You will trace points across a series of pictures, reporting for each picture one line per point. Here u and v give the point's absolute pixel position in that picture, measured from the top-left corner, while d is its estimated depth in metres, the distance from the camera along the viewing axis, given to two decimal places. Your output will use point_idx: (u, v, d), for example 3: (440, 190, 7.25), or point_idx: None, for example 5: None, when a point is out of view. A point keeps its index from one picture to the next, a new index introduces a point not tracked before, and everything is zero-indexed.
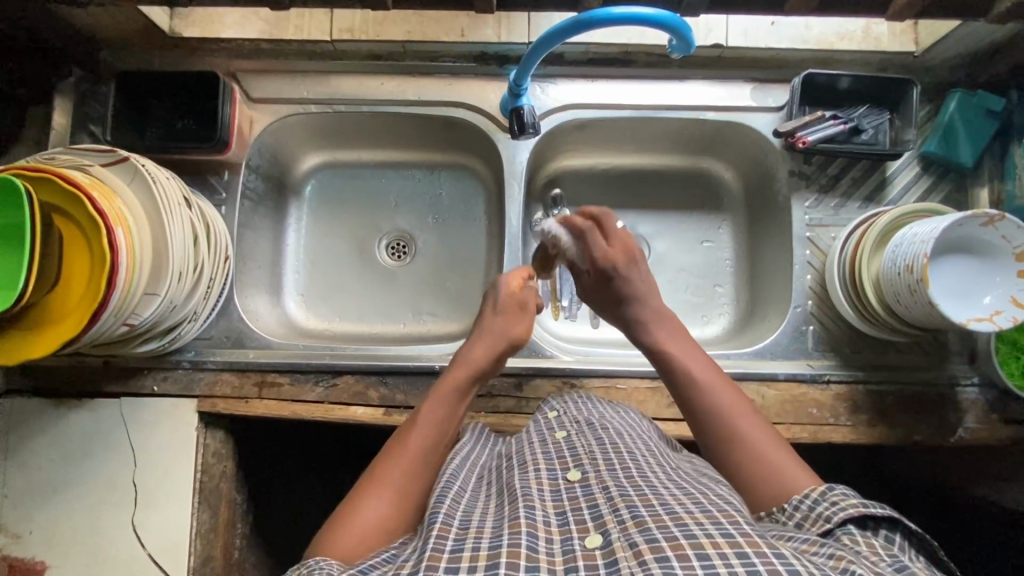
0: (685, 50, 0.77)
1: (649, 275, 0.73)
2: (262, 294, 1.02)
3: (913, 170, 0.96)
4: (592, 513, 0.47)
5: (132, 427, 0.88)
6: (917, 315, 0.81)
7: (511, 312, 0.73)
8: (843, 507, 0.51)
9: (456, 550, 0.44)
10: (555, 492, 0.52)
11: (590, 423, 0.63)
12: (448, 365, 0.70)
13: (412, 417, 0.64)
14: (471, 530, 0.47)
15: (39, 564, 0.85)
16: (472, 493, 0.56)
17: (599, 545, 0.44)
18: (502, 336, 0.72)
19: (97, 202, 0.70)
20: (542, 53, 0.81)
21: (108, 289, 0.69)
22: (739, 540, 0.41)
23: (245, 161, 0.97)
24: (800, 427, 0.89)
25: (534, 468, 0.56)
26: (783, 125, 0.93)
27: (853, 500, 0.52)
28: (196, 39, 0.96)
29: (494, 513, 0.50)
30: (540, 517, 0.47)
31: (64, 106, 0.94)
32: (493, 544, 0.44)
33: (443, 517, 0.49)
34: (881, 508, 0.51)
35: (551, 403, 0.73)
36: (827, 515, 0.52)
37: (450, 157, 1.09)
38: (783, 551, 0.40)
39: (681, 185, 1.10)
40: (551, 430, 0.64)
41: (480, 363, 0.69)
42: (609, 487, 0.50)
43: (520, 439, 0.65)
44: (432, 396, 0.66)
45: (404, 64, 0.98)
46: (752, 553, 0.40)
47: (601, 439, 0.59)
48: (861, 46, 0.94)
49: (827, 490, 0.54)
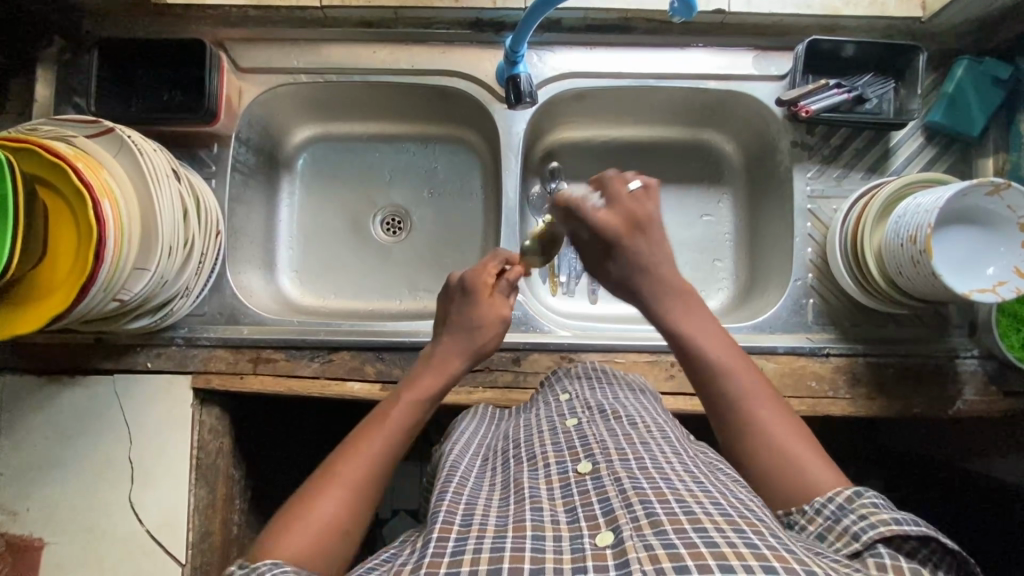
0: (686, 13, 0.74)
1: (658, 242, 0.70)
2: (256, 270, 1.00)
3: (917, 141, 0.94)
4: (603, 508, 0.47)
5: (127, 405, 0.87)
6: (920, 287, 0.80)
7: (486, 327, 0.73)
8: (873, 524, 0.48)
9: (458, 552, 0.43)
10: (564, 488, 0.51)
11: (602, 412, 0.62)
12: (420, 370, 0.69)
13: (378, 416, 0.64)
14: (473, 528, 0.46)
15: (37, 541, 0.84)
16: (475, 483, 0.55)
17: (609, 544, 0.43)
18: (470, 351, 0.72)
19: (83, 175, 0.68)
20: (538, 18, 0.78)
21: (96, 265, 0.67)
22: (765, 552, 0.40)
23: (235, 133, 0.95)
24: (799, 400, 0.88)
25: (544, 463, 0.55)
26: (787, 93, 0.91)
27: (883, 515, 0.48)
28: (181, 6, 0.92)
29: (500, 508, 0.50)
30: (548, 517, 0.47)
31: (48, 76, 0.92)
32: (496, 546, 0.43)
33: (444, 514, 0.48)
34: (914, 525, 0.47)
35: (562, 383, 0.73)
36: (854, 530, 0.49)
37: (445, 130, 1.06)
38: (813, 570, 0.39)
39: (680, 158, 1.08)
40: (562, 417, 0.63)
41: (450, 375, 0.70)
42: (621, 479, 0.49)
43: (529, 423, 0.64)
44: (403, 399, 0.65)
45: (397, 32, 0.95)
46: (780, 568, 0.38)
47: (615, 430, 0.58)
48: (866, 12, 0.91)
49: (855, 497, 0.51)
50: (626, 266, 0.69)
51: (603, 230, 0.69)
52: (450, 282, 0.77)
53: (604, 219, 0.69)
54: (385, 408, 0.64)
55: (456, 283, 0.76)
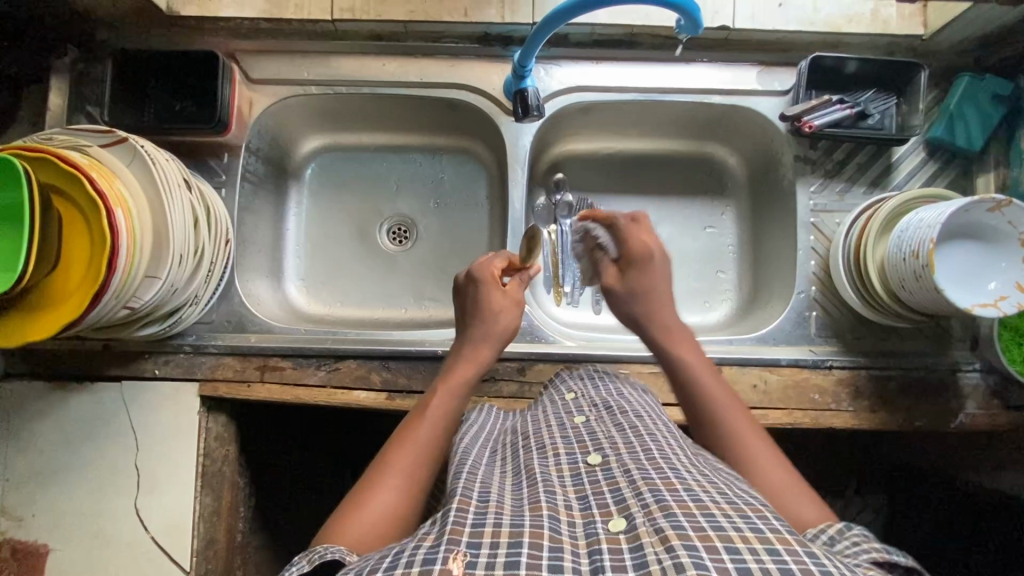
0: (693, 29, 0.75)
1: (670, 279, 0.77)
2: (263, 279, 1.01)
3: (919, 157, 0.96)
4: (615, 497, 0.47)
5: (134, 411, 0.88)
6: (921, 301, 0.81)
7: (505, 307, 0.74)
8: (866, 548, 0.48)
9: (479, 523, 0.43)
10: (575, 477, 0.51)
11: (608, 407, 0.64)
12: (451, 362, 0.71)
13: (418, 411, 0.65)
14: (491, 505, 0.46)
15: (42, 547, 0.85)
16: (487, 468, 0.55)
17: (623, 529, 0.43)
18: (497, 333, 0.73)
19: (98, 184, 0.69)
20: (546, 35, 0.80)
21: (112, 269, 0.68)
22: (769, 536, 0.40)
23: (245, 143, 0.96)
24: (802, 412, 0.89)
25: (554, 453, 0.55)
26: (790, 108, 0.93)
27: (873, 543, 0.49)
28: (194, 18, 0.93)
29: (514, 490, 0.50)
30: (561, 502, 0.47)
31: (61, 86, 0.93)
32: (515, 522, 0.43)
33: (462, 489, 0.48)
34: (901, 556, 0.48)
35: (568, 382, 0.74)
36: (847, 552, 0.48)
37: (452, 140, 1.08)
38: (814, 551, 0.40)
39: (685, 170, 1.09)
40: (569, 413, 0.64)
41: (482, 360, 0.71)
42: (631, 470, 0.50)
43: (536, 418, 0.65)
44: (438, 389, 0.67)
45: (406, 45, 0.96)
46: (783, 550, 0.39)
47: (621, 424, 0.59)
48: (868, 29, 0.92)
49: (844, 529, 0.51)
50: (647, 280, 0.76)
51: (640, 246, 0.77)
52: (460, 280, 0.78)
53: (641, 240, 0.77)
54: (424, 401, 0.66)
55: (466, 280, 0.77)
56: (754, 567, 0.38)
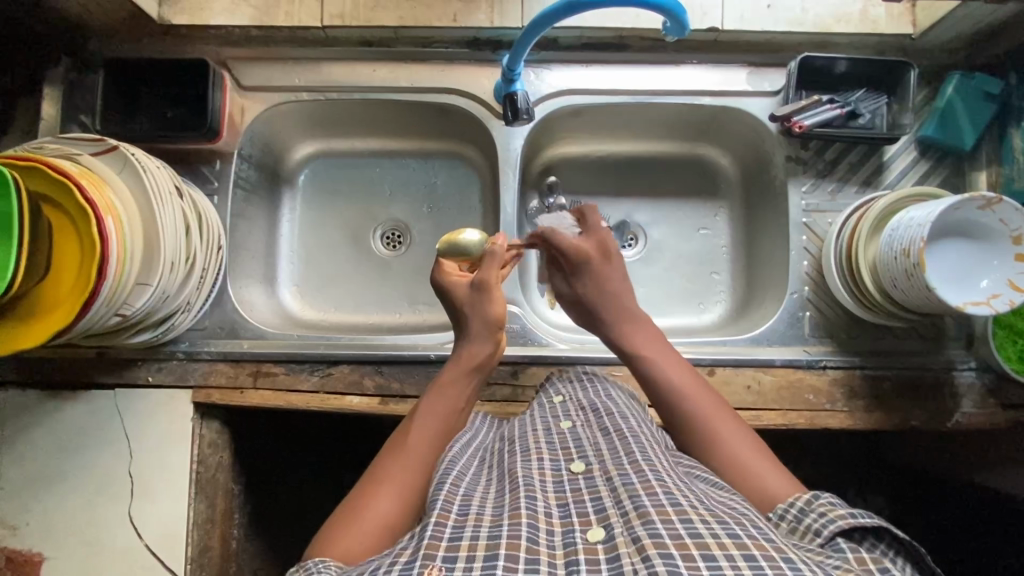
0: (679, 32, 0.75)
1: (623, 273, 0.74)
2: (257, 286, 1.01)
3: (910, 155, 0.95)
4: (595, 506, 0.47)
5: (127, 419, 0.88)
6: (913, 299, 0.80)
7: (474, 300, 0.72)
8: (831, 519, 0.48)
9: (456, 537, 0.43)
10: (558, 484, 0.51)
11: (596, 411, 0.64)
12: (446, 362, 0.70)
13: (410, 418, 0.65)
14: (471, 517, 0.46)
15: (36, 555, 0.85)
16: (472, 476, 0.55)
17: (601, 539, 0.43)
18: (482, 329, 0.71)
19: (87, 193, 0.69)
20: (534, 37, 0.80)
21: (99, 279, 0.68)
22: (745, 542, 0.40)
23: (237, 150, 0.96)
24: (796, 413, 0.89)
25: (537, 457, 0.55)
26: (780, 108, 0.93)
27: (839, 510, 0.49)
28: (185, 26, 0.94)
29: (494, 499, 0.50)
30: (541, 509, 0.47)
31: (54, 95, 0.94)
32: (493, 534, 0.43)
33: (442, 502, 0.48)
34: (868, 518, 0.48)
35: (555, 386, 0.74)
36: (815, 527, 0.49)
37: (444, 145, 1.08)
38: (791, 557, 0.40)
39: (677, 171, 1.09)
40: (557, 418, 0.64)
41: (470, 360, 0.69)
42: (612, 478, 0.50)
43: (524, 423, 0.65)
44: (431, 392, 0.67)
45: (396, 51, 0.97)
46: (760, 557, 0.39)
47: (607, 428, 0.59)
48: (857, 29, 0.92)
49: (813, 499, 0.51)
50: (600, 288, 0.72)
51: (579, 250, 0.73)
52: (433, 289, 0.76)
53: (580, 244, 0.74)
54: (416, 405, 0.66)
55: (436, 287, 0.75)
56: (729, 572, 0.37)
